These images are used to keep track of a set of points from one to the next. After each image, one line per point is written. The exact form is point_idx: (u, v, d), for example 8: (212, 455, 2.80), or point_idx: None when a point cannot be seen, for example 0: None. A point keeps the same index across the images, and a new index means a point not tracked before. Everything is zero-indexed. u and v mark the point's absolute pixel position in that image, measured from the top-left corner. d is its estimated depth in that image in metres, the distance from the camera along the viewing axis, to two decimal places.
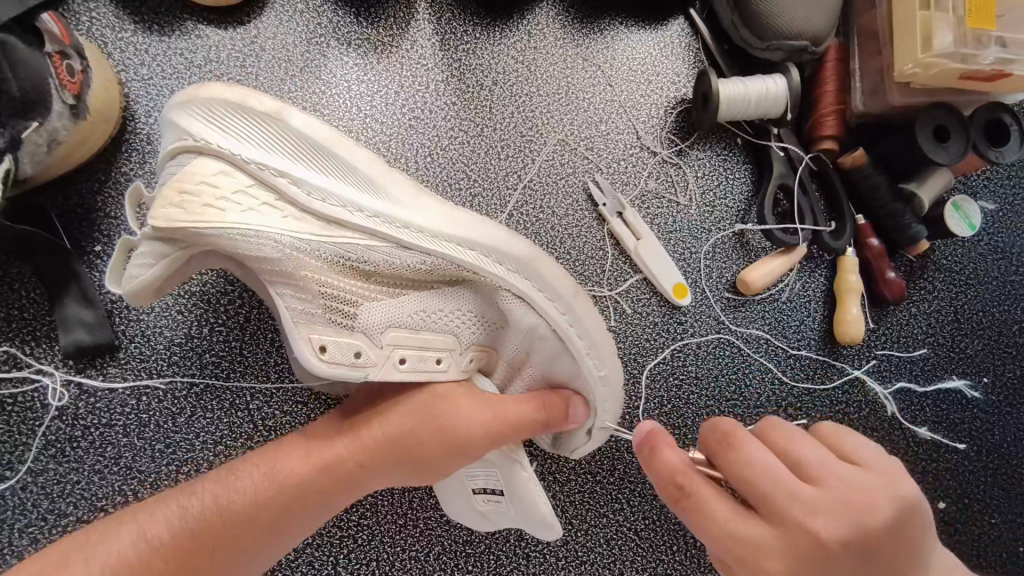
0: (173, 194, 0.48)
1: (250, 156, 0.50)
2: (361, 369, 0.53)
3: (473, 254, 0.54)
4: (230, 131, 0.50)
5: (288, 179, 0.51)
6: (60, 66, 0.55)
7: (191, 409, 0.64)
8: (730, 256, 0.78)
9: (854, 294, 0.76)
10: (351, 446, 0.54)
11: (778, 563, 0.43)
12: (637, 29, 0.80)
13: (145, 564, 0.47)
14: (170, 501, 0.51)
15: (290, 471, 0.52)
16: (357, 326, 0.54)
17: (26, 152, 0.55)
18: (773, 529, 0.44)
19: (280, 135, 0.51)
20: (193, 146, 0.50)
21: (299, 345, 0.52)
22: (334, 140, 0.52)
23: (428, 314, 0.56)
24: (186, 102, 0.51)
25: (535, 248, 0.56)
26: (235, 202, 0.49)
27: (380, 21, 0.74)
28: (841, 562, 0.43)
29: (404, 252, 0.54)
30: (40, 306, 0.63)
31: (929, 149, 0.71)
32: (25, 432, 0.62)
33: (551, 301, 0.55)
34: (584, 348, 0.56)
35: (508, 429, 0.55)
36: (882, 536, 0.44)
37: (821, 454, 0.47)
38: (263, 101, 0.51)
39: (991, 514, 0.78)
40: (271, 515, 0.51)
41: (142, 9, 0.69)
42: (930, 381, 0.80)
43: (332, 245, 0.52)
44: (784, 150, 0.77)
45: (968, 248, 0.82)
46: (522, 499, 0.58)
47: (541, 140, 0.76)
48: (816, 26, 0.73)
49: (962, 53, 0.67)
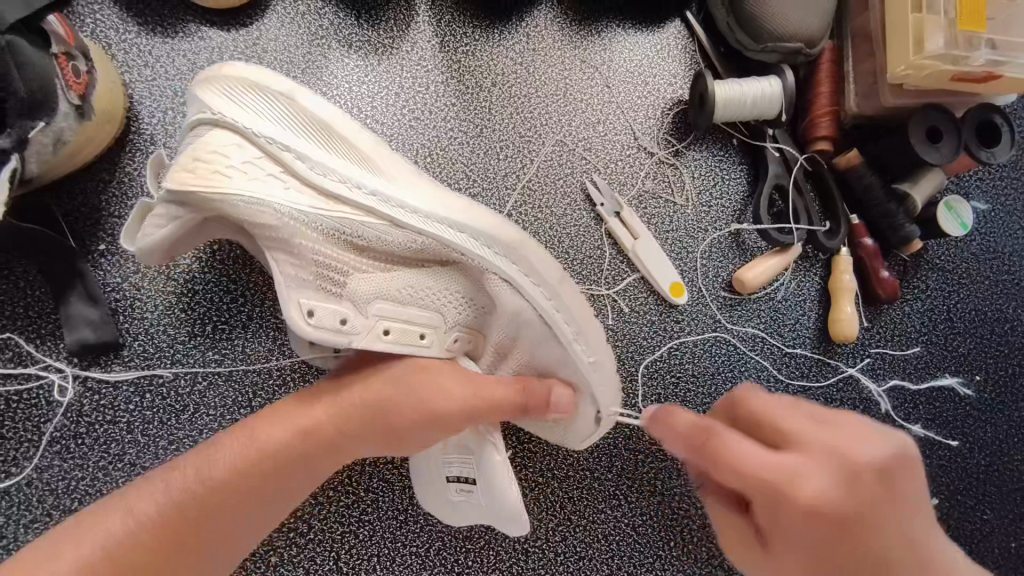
0: (187, 161, 0.50)
1: (263, 130, 0.52)
2: (346, 336, 0.54)
3: (463, 235, 0.56)
4: (244, 108, 0.52)
5: (292, 153, 0.53)
6: (65, 68, 0.56)
7: (194, 406, 0.65)
8: (726, 256, 0.79)
9: (848, 293, 0.77)
10: (330, 413, 0.53)
11: (807, 488, 0.42)
12: (634, 31, 0.81)
13: (131, 541, 0.45)
14: (150, 481, 0.49)
15: (269, 439, 0.51)
16: (346, 295, 0.54)
17: (32, 152, 0.56)
18: (797, 457, 0.44)
19: (292, 113, 0.54)
20: (209, 117, 0.52)
21: (287, 307, 0.51)
22: (342, 122, 0.55)
23: (416, 291, 0.57)
24: (207, 78, 0.53)
25: (524, 233, 0.59)
26: (241, 170, 0.51)
27: (380, 23, 0.75)
28: (862, 492, 0.42)
29: (397, 231, 0.55)
30: (45, 304, 0.64)
31: (922, 150, 0.72)
32: (30, 428, 0.62)
33: (535, 285, 0.57)
34: (570, 332, 0.58)
35: (488, 407, 0.56)
36: (900, 475, 0.44)
37: (831, 411, 0.49)
38: (282, 82, 0.54)
39: (984, 510, 0.79)
40: (255, 485, 0.50)
41: (145, 10, 0.70)
42: (924, 379, 0.81)
43: (328, 218, 0.53)
44: (779, 150, 0.78)
45: (960, 248, 0.84)
46: (491, 485, 0.59)
47: (539, 141, 0.77)
48: (811, 28, 0.74)
49: (953, 55, 0.68)
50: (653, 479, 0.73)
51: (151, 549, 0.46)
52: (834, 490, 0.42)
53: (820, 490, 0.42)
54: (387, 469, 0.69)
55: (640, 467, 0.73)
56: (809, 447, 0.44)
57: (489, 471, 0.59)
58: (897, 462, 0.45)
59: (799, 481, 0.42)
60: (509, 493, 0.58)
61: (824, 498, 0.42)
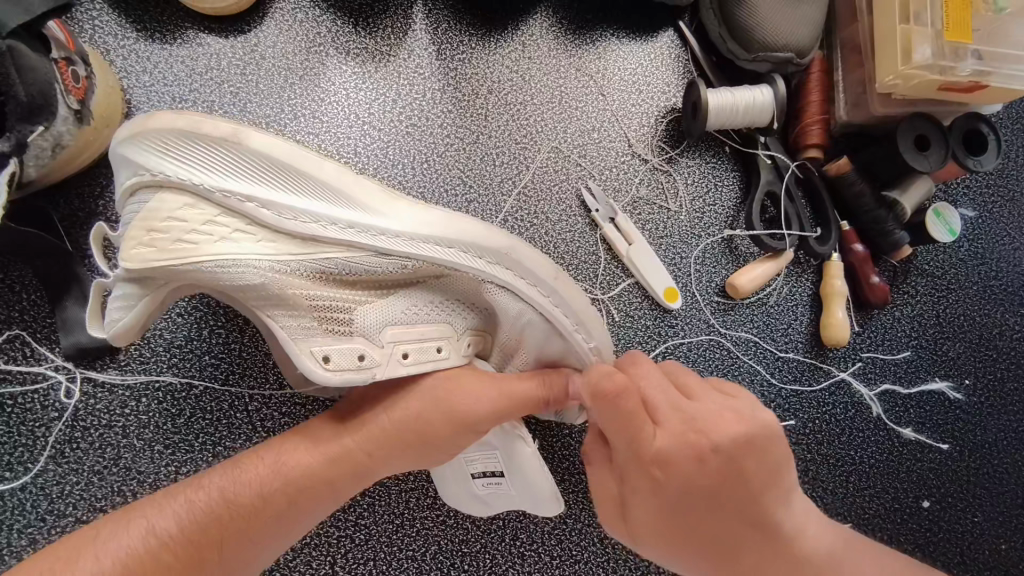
0: (143, 233, 0.48)
1: (212, 185, 0.50)
2: (367, 371, 0.54)
3: (449, 253, 0.55)
4: (186, 161, 0.49)
5: (257, 203, 0.50)
6: (65, 73, 0.57)
7: (190, 411, 0.65)
8: (719, 262, 0.80)
9: (839, 298, 0.78)
10: (360, 435, 0.56)
11: (660, 453, 0.49)
12: (629, 40, 0.82)
13: (154, 559, 0.49)
14: (178, 497, 0.52)
15: (297, 466, 0.54)
16: (355, 330, 0.55)
17: (31, 156, 0.56)
18: (659, 430, 0.49)
19: (240, 159, 0.50)
20: (151, 182, 0.49)
21: (302, 360, 0.53)
22: (297, 155, 0.51)
23: (419, 309, 0.58)
24: (135, 134, 0.49)
25: (510, 235, 0.58)
26: (209, 233, 0.50)
27: (378, 30, 0.76)
28: (710, 460, 0.48)
29: (383, 258, 0.54)
30: (41, 308, 0.64)
31: (909, 157, 0.73)
32: (25, 433, 0.62)
33: (533, 287, 0.58)
34: (571, 325, 0.60)
35: (514, 406, 0.57)
36: (749, 449, 0.48)
37: (700, 382, 0.53)
38: (218, 125, 0.50)
39: (974, 513, 0.79)
40: (281, 508, 0.53)
41: (144, 17, 0.70)
42: (914, 383, 0.82)
43: (312, 261, 0.53)
44: (771, 157, 0.79)
45: (948, 254, 0.85)
46: (524, 476, 0.61)
47: (535, 147, 0.78)
48: (800, 39, 0.76)
49: (940, 65, 0.70)
50: None
51: (173, 566, 0.49)
52: (683, 464, 0.48)
53: (676, 467, 0.48)
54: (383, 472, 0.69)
55: None
56: (677, 422, 0.49)
57: (521, 464, 0.61)
58: (753, 444, 0.48)
59: (659, 456, 0.49)
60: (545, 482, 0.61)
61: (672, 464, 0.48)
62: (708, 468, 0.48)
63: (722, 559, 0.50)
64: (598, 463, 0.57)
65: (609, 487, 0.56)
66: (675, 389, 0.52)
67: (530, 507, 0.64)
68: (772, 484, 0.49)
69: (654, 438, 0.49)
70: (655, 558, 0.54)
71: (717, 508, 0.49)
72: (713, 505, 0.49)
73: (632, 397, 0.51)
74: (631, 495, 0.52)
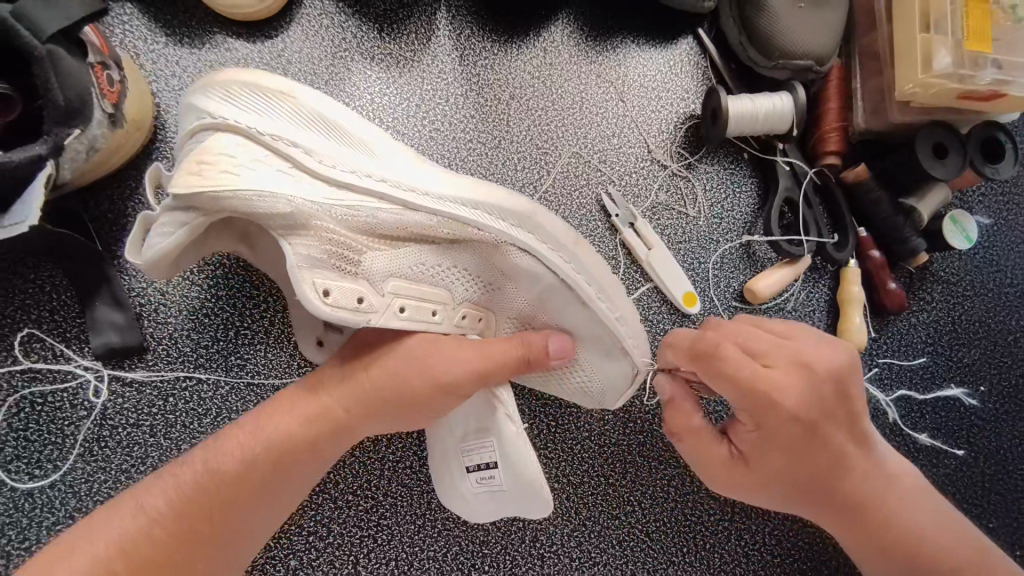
0: (191, 165, 0.49)
1: (262, 127, 0.52)
2: (363, 315, 0.54)
3: (476, 213, 0.57)
4: (243, 107, 0.52)
5: (301, 149, 0.52)
6: (100, 77, 0.57)
7: (216, 410, 0.66)
8: (737, 267, 0.80)
9: (856, 304, 0.79)
10: (341, 397, 0.56)
11: (793, 398, 0.54)
12: (648, 47, 0.83)
13: (146, 537, 0.49)
14: (164, 475, 0.52)
15: (277, 430, 0.54)
16: (361, 273, 0.54)
17: (67, 158, 0.57)
18: (782, 376, 0.54)
19: (292, 112, 0.53)
20: (209, 124, 0.51)
21: (302, 286, 0.50)
22: (344, 115, 0.55)
23: (427, 268, 0.58)
24: (205, 86, 0.53)
25: (534, 203, 0.60)
26: (250, 167, 0.50)
27: (402, 36, 0.77)
28: (825, 390, 0.54)
29: (410, 213, 0.55)
30: (71, 308, 0.65)
31: (927, 164, 0.74)
32: (54, 431, 0.63)
33: (554, 251, 0.59)
34: (594, 292, 0.60)
35: (492, 363, 0.57)
36: (848, 375, 0.55)
37: (787, 325, 0.58)
38: (278, 82, 0.54)
39: (990, 518, 0.80)
40: (265, 472, 0.53)
41: (173, 22, 0.71)
42: (930, 389, 0.82)
43: (342, 205, 0.53)
44: (789, 164, 0.80)
45: (964, 261, 0.86)
46: (511, 462, 0.59)
47: (556, 152, 0.78)
48: (820, 47, 0.76)
49: (960, 74, 0.71)
50: (667, 487, 0.74)
51: (168, 539, 0.49)
52: (813, 399, 0.54)
53: (801, 408, 0.54)
54: (405, 474, 0.70)
55: (653, 474, 0.74)
56: (793, 365, 0.54)
57: (508, 449, 0.59)
58: (850, 366, 0.56)
59: (788, 405, 0.53)
60: (531, 466, 0.58)
61: (803, 401, 0.54)
62: (823, 399, 0.55)
63: (842, 481, 0.57)
64: (699, 430, 0.61)
65: (717, 447, 0.60)
66: (777, 339, 0.56)
67: (525, 508, 0.62)
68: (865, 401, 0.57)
69: (782, 385, 0.54)
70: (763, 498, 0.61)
71: (837, 434, 0.56)
72: (835, 430, 0.56)
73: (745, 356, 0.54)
74: (753, 444, 0.57)
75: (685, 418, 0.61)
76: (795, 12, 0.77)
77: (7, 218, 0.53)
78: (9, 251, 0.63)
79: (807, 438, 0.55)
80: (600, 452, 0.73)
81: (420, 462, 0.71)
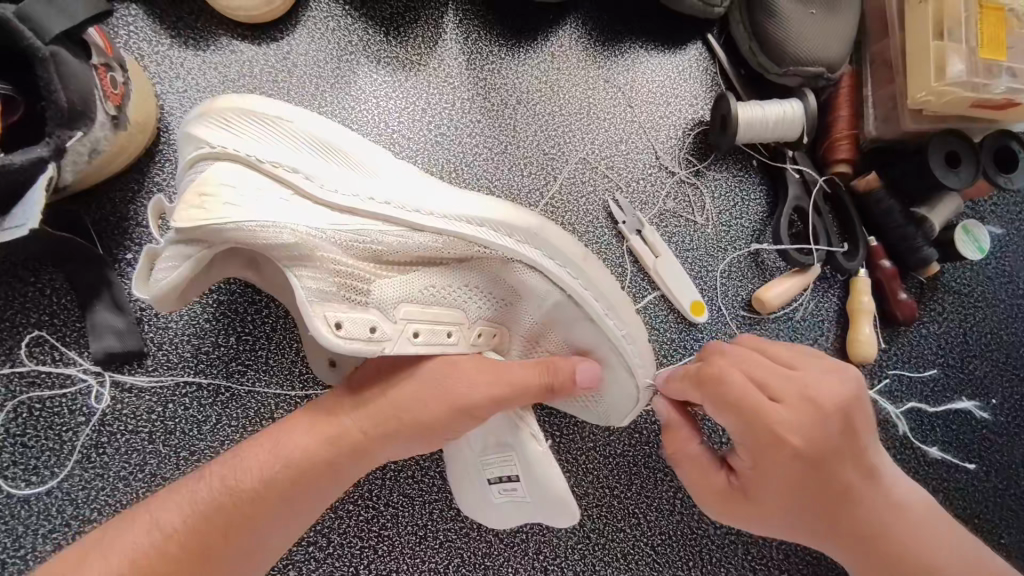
0: (191, 197, 0.48)
1: (262, 156, 0.51)
2: (377, 343, 0.53)
3: (481, 231, 0.56)
4: (241, 134, 0.51)
5: (301, 174, 0.52)
6: (104, 79, 0.57)
7: (217, 417, 0.65)
8: (746, 276, 0.79)
9: (867, 315, 0.77)
10: (358, 417, 0.55)
11: (794, 430, 0.53)
12: (657, 52, 0.82)
13: (161, 552, 0.48)
14: (178, 491, 0.51)
15: (295, 447, 0.54)
16: (371, 301, 0.54)
17: (69, 161, 0.56)
18: (784, 407, 0.53)
19: (290, 135, 0.53)
20: (209, 154, 0.51)
21: (314, 322, 0.50)
22: (341, 135, 0.54)
23: (437, 288, 0.57)
24: (201, 114, 0.52)
25: (540, 217, 0.58)
26: (252, 197, 0.49)
27: (408, 40, 0.76)
28: (831, 422, 0.53)
29: (413, 234, 0.55)
30: (71, 312, 0.64)
31: (942, 174, 0.73)
32: (52, 437, 0.62)
33: (561, 266, 0.58)
34: (601, 309, 0.59)
35: (513, 393, 0.56)
36: (856, 408, 0.54)
37: (793, 353, 0.57)
38: (274, 105, 0.53)
39: (1001, 534, 0.78)
40: (282, 493, 0.52)
41: (178, 23, 0.71)
42: (941, 401, 0.81)
43: (346, 230, 0.53)
44: (799, 172, 0.79)
45: (976, 271, 0.84)
46: (535, 476, 0.59)
47: (563, 158, 0.78)
48: (831, 54, 0.76)
49: (974, 82, 0.70)
50: (672, 499, 0.73)
51: (179, 560, 0.49)
52: (817, 430, 0.53)
53: (805, 440, 0.53)
54: (407, 483, 0.69)
55: (659, 486, 0.73)
56: (798, 396, 0.54)
57: (532, 462, 0.59)
58: (856, 397, 0.55)
59: (792, 435, 0.53)
60: (554, 480, 0.58)
61: (805, 433, 0.53)
62: (830, 432, 0.53)
63: (849, 514, 0.55)
64: (699, 459, 0.60)
65: (717, 476, 0.59)
66: (781, 368, 0.55)
67: (547, 517, 0.62)
68: (872, 432, 0.56)
69: (784, 416, 0.53)
70: (764, 530, 0.59)
71: (844, 466, 0.55)
72: (843, 464, 0.54)
73: (750, 386, 0.54)
74: (756, 475, 0.56)
75: (682, 447, 0.60)
76: (806, 18, 0.76)
77: (8, 221, 0.53)
78: (10, 253, 0.63)
79: (811, 471, 0.54)
80: (605, 463, 0.72)
81: (422, 471, 0.69)
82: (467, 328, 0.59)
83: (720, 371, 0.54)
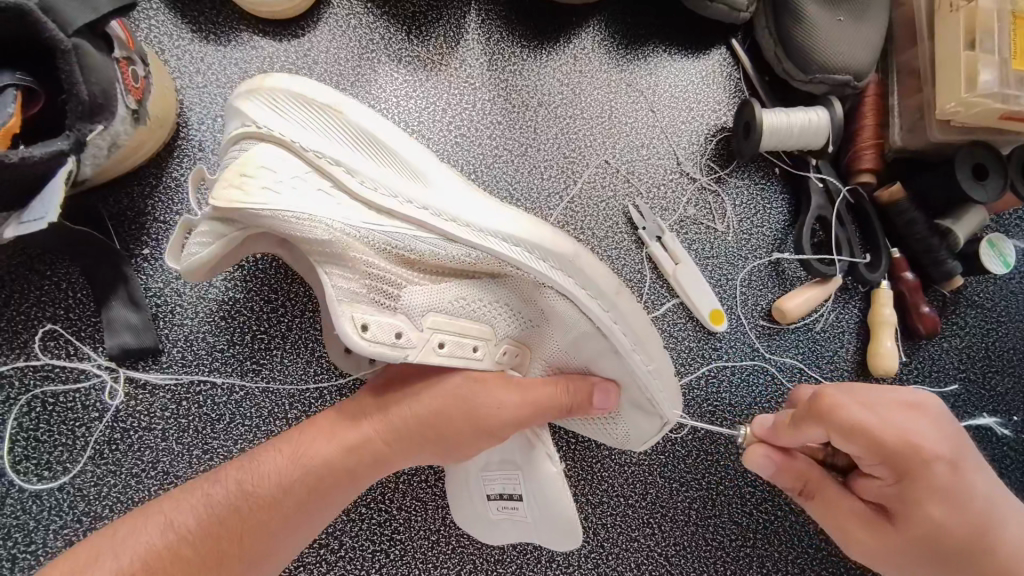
0: (234, 176, 0.49)
1: (306, 144, 0.51)
2: (402, 350, 0.53)
3: (516, 250, 0.54)
4: (289, 120, 0.51)
5: (343, 168, 0.51)
6: (126, 73, 0.56)
7: (230, 416, 0.64)
8: (765, 285, 0.78)
9: (888, 327, 0.76)
10: (373, 427, 0.55)
11: (930, 437, 0.51)
12: (681, 57, 0.81)
13: (174, 554, 0.47)
14: (195, 491, 0.51)
15: (314, 455, 0.53)
16: (399, 308, 0.53)
17: (89, 154, 0.56)
18: (916, 419, 0.51)
19: (336, 127, 0.52)
20: (254, 133, 0.51)
21: (341, 321, 0.50)
22: (390, 133, 0.53)
23: (468, 301, 0.56)
24: (252, 91, 0.52)
25: (578, 245, 0.56)
26: (291, 186, 0.50)
27: (431, 40, 0.75)
28: (955, 430, 0.52)
29: (448, 243, 0.53)
30: (86, 306, 0.63)
31: (968, 187, 0.72)
32: (65, 432, 0.62)
33: (592, 299, 0.56)
34: (629, 344, 0.57)
35: (535, 412, 0.56)
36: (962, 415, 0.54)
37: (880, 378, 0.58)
38: (327, 94, 0.52)
39: None
40: (300, 501, 0.52)
41: (199, 18, 0.70)
42: (961, 417, 0.79)
43: (381, 232, 0.52)
44: (822, 181, 0.78)
45: (999, 285, 0.83)
46: (541, 495, 0.59)
47: (584, 161, 0.77)
48: (858, 62, 0.74)
49: (1005, 94, 0.68)
50: (688, 509, 0.71)
51: (193, 561, 0.48)
52: (949, 439, 0.51)
53: (944, 454, 0.50)
54: (420, 488, 0.68)
55: (675, 496, 0.71)
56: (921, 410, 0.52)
57: (541, 482, 0.59)
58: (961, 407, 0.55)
59: (931, 450, 0.50)
60: (564, 500, 0.58)
61: (942, 442, 0.51)
62: (959, 439, 0.52)
63: (1001, 533, 0.51)
64: (824, 484, 0.58)
65: (850, 503, 0.56)
66: (881, 385, 0.55)
67: (546, 537, 0.62)
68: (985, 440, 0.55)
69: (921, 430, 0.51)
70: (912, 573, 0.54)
71: (980, 476, 0.52)
72: (979, 475, 0.52)
73: (867, 406, 0.52)
74: (899, 499, 0.52)
75: (803, 476, 0.59)
76: (834, 25, 0.74)
77: (27, 215, 0.52)
78: (27, 246, 0.62)
79: (958, 484, 0.50)
80: (621, 472, 0.71)
81: (435, 476, 0.68)
82: (494, 344, 0.58)
83: (835, 400, 0.52)
